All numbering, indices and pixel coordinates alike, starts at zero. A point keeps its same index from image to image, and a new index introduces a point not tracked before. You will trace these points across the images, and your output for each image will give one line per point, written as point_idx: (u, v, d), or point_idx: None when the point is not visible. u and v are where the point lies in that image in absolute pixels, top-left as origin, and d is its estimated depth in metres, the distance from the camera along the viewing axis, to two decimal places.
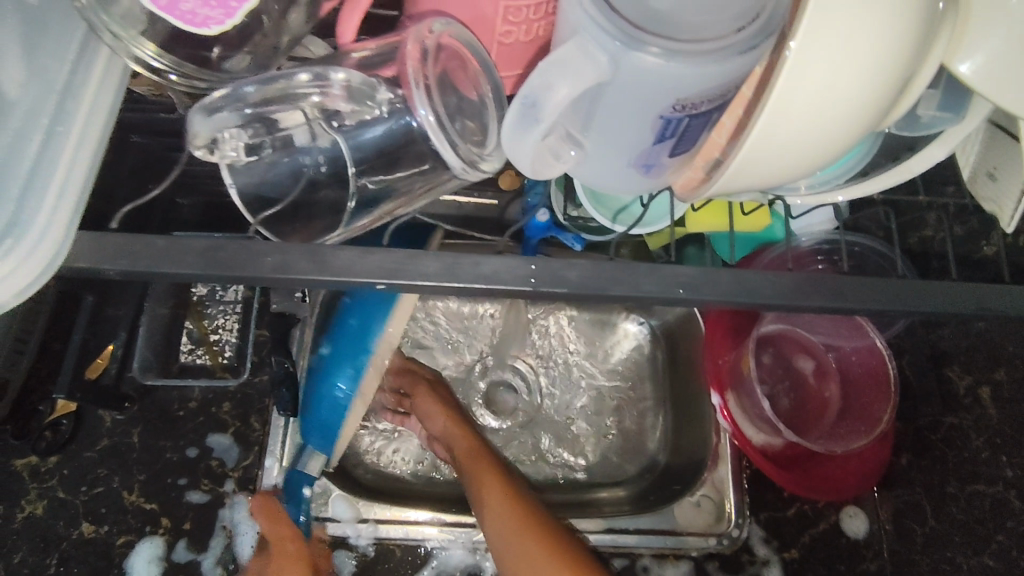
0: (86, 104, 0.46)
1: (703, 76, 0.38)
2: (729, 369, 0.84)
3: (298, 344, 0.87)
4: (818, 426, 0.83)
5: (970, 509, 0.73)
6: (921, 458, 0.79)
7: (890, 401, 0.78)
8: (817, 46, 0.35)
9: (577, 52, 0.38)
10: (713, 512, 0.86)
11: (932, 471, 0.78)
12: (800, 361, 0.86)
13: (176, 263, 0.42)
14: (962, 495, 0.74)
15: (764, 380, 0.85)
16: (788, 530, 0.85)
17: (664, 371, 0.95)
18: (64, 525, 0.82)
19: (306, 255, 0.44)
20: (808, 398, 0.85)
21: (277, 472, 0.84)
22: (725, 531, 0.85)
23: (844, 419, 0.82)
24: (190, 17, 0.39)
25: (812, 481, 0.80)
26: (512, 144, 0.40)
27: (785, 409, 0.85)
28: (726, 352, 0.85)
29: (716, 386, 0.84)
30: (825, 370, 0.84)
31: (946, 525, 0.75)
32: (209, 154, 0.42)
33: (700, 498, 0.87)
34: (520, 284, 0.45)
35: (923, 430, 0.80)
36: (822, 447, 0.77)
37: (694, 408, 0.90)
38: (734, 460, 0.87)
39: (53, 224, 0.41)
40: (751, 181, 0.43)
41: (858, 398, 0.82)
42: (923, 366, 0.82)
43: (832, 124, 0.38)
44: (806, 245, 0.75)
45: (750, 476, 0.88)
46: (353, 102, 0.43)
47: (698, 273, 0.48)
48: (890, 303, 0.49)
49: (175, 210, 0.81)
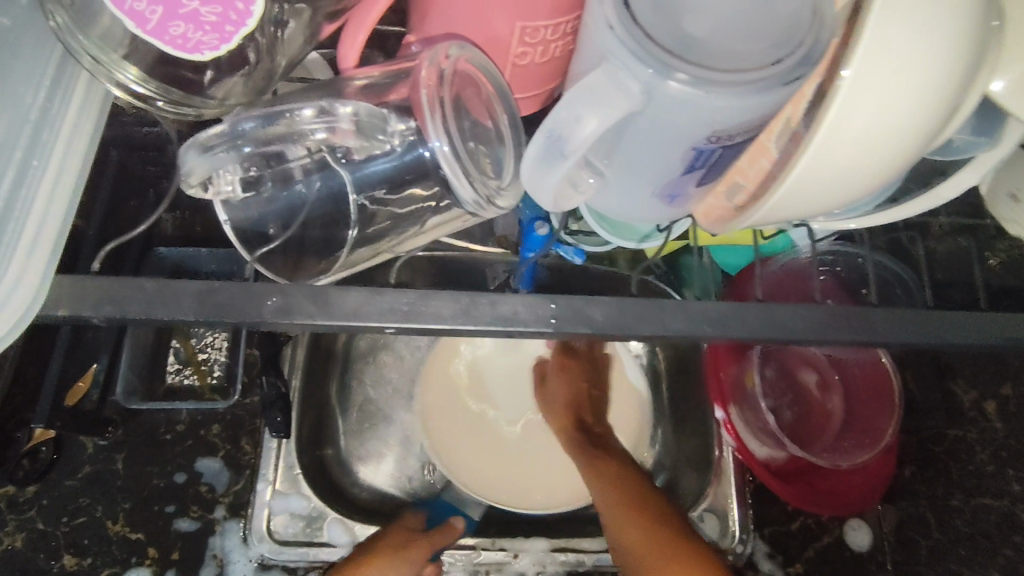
0: (63, 136, 0.42)
1: (743, 108, 0.35)
2: (731, 384, 0.80)
3: (288, 363, 0.80)
4: (823, 438, 0.80)
5: (976, 523, 0.69)
6: (924, 470, 0.77)
7: (893, 414, 0.75)
8: (871, 76, 0.33)
9: (606, 80, 0.35)
10: (717, 528, 0.81)
11: (936, 485, 0.75)
12: (804, 374, 0.83)
13: (168, 307, 0.39)
14: (967, 508, 0.70)
15: (768, 394, 0.82)
16: (792, 544, 0.83)
17: (664, 380, 0.91)
18: (45, 558, 0.77)
19: (310, 297, 0.40)
20: (812, 410, 0.81)
21: (270, 496, 0.78)
22: (730, 547, 0.81)
23: (848, 433, 0.79)
24: (181, 42, 0.36)
25: (814, 494, 0.78)
26: (535, 178, 0.37)
27: (788, 423, 0.82)
28: (729, 366, 0.80)
29: (719, 401, 0.81)
30: (830, 384, 0.82)
31: (951, 537, 0.72)
32: (203, 191, 0.38)
33: (703, 513, 0.82)
34: (540, 325, 0.42)
35: (927, 442, 0.77)
36: (828, 463, 0.75)
37: (696, 418, 0.86)
38: (737, 475, 0.82)
39: (27, 271, 0.38)
40: (785, 212, 0.40)
41: (861, 411, 0.79)
42: (929, 379, 0.79)
43: (880, 159, 0.36)
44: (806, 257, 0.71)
45: (751, 491, 0.84)
46: (362, 138, 0.38)
47: (725, 308, 0.45)
48: (925, 338, 0.47)
49: (160, 228, 0.76)
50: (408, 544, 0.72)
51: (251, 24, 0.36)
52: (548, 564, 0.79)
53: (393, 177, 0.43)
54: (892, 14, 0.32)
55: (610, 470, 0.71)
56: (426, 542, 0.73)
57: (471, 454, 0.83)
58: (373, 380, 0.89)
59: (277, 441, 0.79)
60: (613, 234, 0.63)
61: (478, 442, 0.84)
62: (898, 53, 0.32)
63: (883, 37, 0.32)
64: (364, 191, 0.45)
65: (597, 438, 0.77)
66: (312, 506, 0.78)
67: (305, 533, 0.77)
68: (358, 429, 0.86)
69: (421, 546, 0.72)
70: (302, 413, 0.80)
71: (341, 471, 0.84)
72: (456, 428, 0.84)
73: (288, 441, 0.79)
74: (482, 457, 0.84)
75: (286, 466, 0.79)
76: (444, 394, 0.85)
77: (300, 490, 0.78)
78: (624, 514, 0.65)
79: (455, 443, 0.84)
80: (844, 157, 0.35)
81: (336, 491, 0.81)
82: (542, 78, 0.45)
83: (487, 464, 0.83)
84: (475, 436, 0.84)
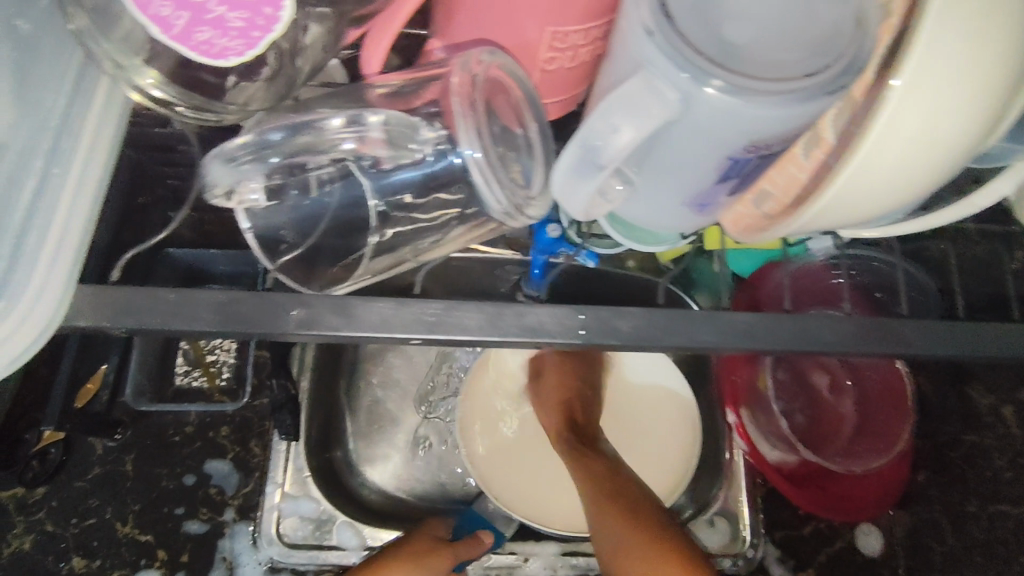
0: (84, 142, 0.41)
1: (784, 118, 0.34)
2: (744, 386, 0.79)
3: (298, 364, 0.80)
4: (836, 442, 0.77)
5: (992, 531, 0.66)
6: (939, 475, 0.73)
7: (909, 419, 0.73)
8: (924, 85, 0.32)
9: (643, 89, 0.34)
10: (728, 532, 0.79)
11: (951, 490, 0.71)
12: (816, 377, 0.79)
13: (190, 318, 0.38)
14: (983, 515, 0.67)
15: (780, 396, 0.78)
16: (804, 549, 0.81)
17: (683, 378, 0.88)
18: (53, 561, 0.76)
19: (334, 309, 0.39)
20: (824, 415, 0.78)
21: (280, 499, 0.77)
22: (740, 551, 0.79)
23: (861, 437, 0.76)
24: (206, 48, 0.35)
25: (829, 500, 0.76)
26: (570, 186, 0.37)
27: (801, 426, 0.78)
28: (740, 368, 0.80)
29: (731, 403, 0.80)
30: (842, 386, 0.78)
31: (966, 543, 0.68)
32: (228, 201, 0.38)
33: (714, 517, 0.80)
34: (569, 337, 0.41)
35: (943, 447, 0.74)
36: (840, 467, 0.74)
37: (708, 425, 0.84)
38: (749, 478, 0.80)
39: (50, 283, 0.37)
40: (822, 221, 0.40)
41: (875, 416, 0.76)
42: (944, 383, 0.76)
43: (924, 169, 0.35)
44: (818, 259, 0.71)
45: (761, 494, 0.83)
46: (394, 148, 0.38)
47: (756, 319, 0.44)
48: (960, 350, 0.46)
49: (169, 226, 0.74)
50: (440, 551, 0.69)
51: (278, 30, 0.35)
52: (559, 568, 0.78)
53: (419, 185, 0.43)
54: (951, 19, 0.31)
55: (594, 470, 0.71)
56: (456, 552, 0.71)
57: (523, 475, 0.80)
58: (381, 379, 0.87)
59: (286, 443, 0.78)
60: (626, 236, 0.59)
61: (527, 463, 0.81)
62: (952, 61, 0.31)
63: (939, 45, 0.31)
64: (387, 198, 0.44)
65: (586, 438, 0.76)
66: (322, 509, 0.77)
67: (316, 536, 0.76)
68: (367, 431, 0.85)
69: (450, 556, 0.70)
70: (311, 414, 0.79)
71: (350, 473, 0.82)
72: (504, 452, 0.81)
73: (297, 443, 0.78)
74: (535, 478, 0.80)
75: (295, 469, 0.78)
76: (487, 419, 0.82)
77: (309, 492, 0.77)
78: (605, 515, 0.66)
79: (505, 466, 0.80)
80: (886, 167, 0.35)
81: (346, 494, 0.80)
82: (569, 83, 0.44)
83: (542, 484, 0.79)
84: (511, 456, 0.81)
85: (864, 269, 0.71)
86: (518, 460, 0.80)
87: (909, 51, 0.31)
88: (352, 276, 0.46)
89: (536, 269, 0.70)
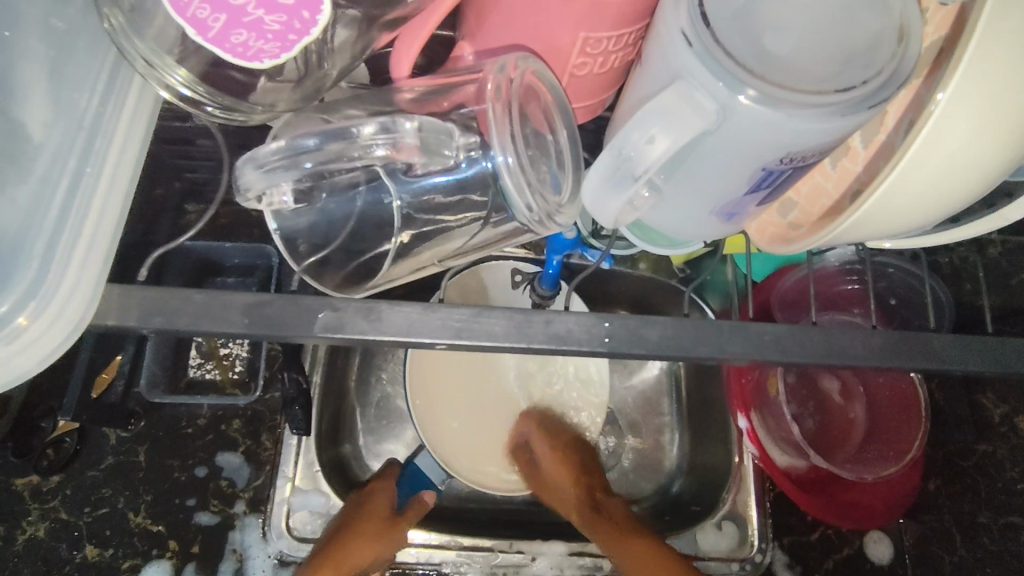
0: (116, 142, 0.42)
1: (825, 131, 0.34)
2: (753, 388, 0.78)
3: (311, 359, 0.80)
4: (845, 449, 0.75)
5: (1004, 541, 0.65)
6: (951, 484, 0.72)
7: (921, 425, 0.71)
8: (966, 102, 0.33)
9: (682, 99, 0.34)
10: (736, 535, 0.78)
11: (962, 500, 0.70)
12: (825, 381, 0.79)
13: (217, 321, 0.38)
14: (995, 527, 0.66)
15: (790, 401, 0.78)
16: (811, 556, 0.79)
17: (688, 385, 0.88)
18: (67, 549, 0.77)
19: (363, 313, 0.40)
20: (832, 421, 0.77)
21: (290, 493, 0.76)
22: (747, 556, 0.77)
23: (872, 443, 0.75)
24: (241, 50, 0.35)
25: (840, 508, 0.75)
26: (600, 197, 0.37)
27: (809, 432, 0.77)
28: (748, 369, 0.78)
29: (742, 408, 0.78)
30: (852, 393, 0.78)
31: (977, 556, 0.67)
32: (258, 204, 0.38)
33: (722, 520, 0.79)
34: (594, 344, 0.41)
35: (954, 457, 0.72)
36: (852, 475, 0.71)
37: (717, 424, 0.83)
38: (758, 482, 0.79)
39: (81, 283, 0.37)
40: (861, 231, 0.41)
41: (884, 423, 0.74)
42: (954, 390, 0.74)
43: (963, 184, 0.36)
44: (831, 264, 0.70)
45: (770, 499, 0.80)
46: (427, 155, 0.37)
47: (783, 330, 0.44)
48: (986, 364, 0.45)
49: (183, 218, 0.73)
50: (395, 529, 0.71)
51: (316, 33, 0.35)
52: (566, 568, 0.77)
53: (449, 187, 0.42)
54: (1003, 34, 0.31)
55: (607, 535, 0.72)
56: (409, 522, 0.72)
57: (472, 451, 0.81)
58: (391, 375, 0.86)
59: (297, 437, 0.77)
60: (642, 238, 0.58)
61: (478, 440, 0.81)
62: (997, 82, 0.32)
63: (983, 60, 0.32)
64: (414, 200, 0.44)
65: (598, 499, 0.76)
66: (332, 503, 0.77)
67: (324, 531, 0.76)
68: (377, 426, 0.84)
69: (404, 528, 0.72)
70: (321, 409, 0.79)
71: (358, 467, 0.83)
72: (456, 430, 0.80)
73: (307, 437, 0.77)
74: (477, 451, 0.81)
75: (306, 463, 0.77)
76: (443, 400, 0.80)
77: (319, 487, 0.77)
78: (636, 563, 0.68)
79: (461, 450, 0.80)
80: (927, 179, 0.36)
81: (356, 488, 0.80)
82: (595, 88, 0.44)
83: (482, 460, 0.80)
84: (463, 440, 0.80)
85: (880, 278, 0.69)
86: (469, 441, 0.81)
87: (953, 68, 0.32)
88: (373, 278, 0.46)
89: (550, 271, 0.65)
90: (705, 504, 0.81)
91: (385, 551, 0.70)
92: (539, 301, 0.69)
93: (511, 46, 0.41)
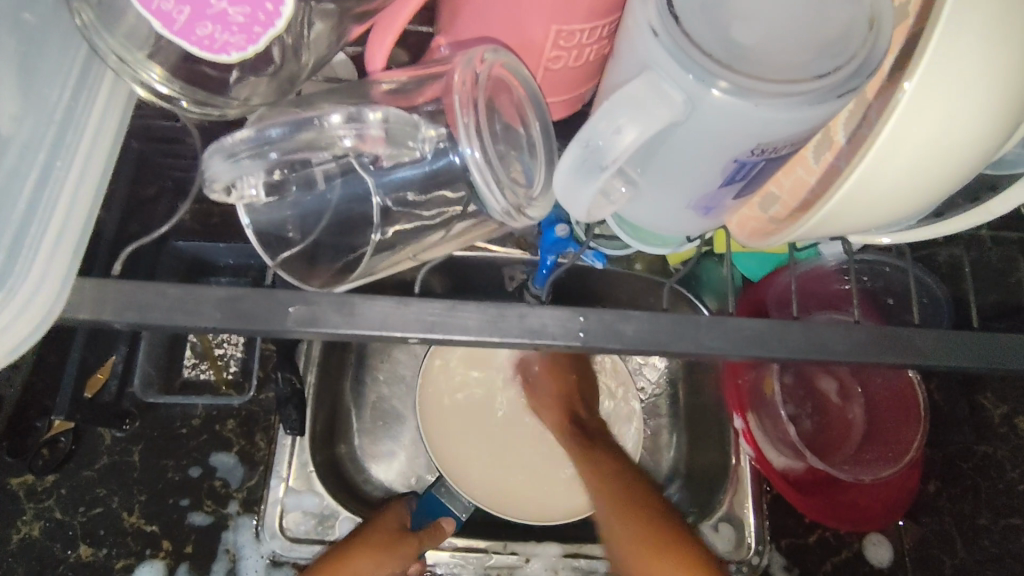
0: (85, 139, 0.42)
1: (794, 121, 0.34)
2: (750, 389, 0.76)
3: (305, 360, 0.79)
4: (844, 450, 0.74)
5: (1005, 543, 0.66)
6: (952, 487, 0.71)
7: (920, 425, 0.70)
8: (933, 91, 0.32)
9: (649, 90, 0.34)
10: (734, 537, 0.77)
11: (962, 502, 0.70)
12: (823, 382, 0.77)
13: (191, 315, 0.38)
14: (996, 529, 0.67)
15: (787, 401, 0.76)
16: (811, 558, 0.78)
17: (681, 385, 0.87)
18: (61, 548, 0.77)
19: (337, 307, 0.39)
20: (831, 422, 0.76)
21: (282, 493, 0.76)
22: (746, 558, 0.76)
23: (869, 444, 0.73)
24: (207, 43, 0.35)
25: (837, 510, 0.73)
26: (569, 189, 0.37)
27: (807, 433, 0.76)
28: (745, 370, 0.76)
29: (738, 408, 0.76)
30: (849, 394, 0.76)
31: (977, 558, 0.68)
32: (228, 195, 0.38)
33: (719, 522, 0.78)
34: (570, 339, 0.41)
35: (954, 459, 0.72)
36: (849, 477, 0.70)
37: (714, 426, 0.82)
38: (756, 483, 0.78)
39: (48, 278, 0.37)
40: (836, 222, 0.40)
41: (881, 423, 0.73)
42: (953, 392, 0.74)
43: (936, 174, 0.36)
44: (829, 264, 0.68)
45: (768, 501, 0.79)
46: (393, 145, 0.38)
47: (764, 327, 0.43)
48: (973, 360, 0.45)
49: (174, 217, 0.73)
50: (405, 543, 0.70)
51: (282, 25, 0.35)
52: (560, 569, 0.76)
53: (422, 181, 0.42)
54: (967, 23, 0.31)
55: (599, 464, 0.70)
56: (421, 541, 0.71)
57: (486, 467, 0.81)
58: (387, 376, 0.86)
59: (291, 437, 0.77)
60: (632, 235, 0.57)
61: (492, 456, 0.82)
62: (964, 69, 0.32)
63: (948, 48, 0.32)
64: (391, 194, 0.44)
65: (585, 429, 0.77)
66: (325, 504, 0.76)
67: (316, 531, 0.75)
68: (372, 427, 0.84)
69: (415, 545, 0.70)
70: (316, 408, 0.78)
71: (353, 468, 0.82)
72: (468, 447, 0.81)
73: (301, 438, 0.76)
74: (490, 468, 0.81)
75: (299, 464, 0.77)
76: (454, 414, 0.82)
77: (312, 487, 0.77)
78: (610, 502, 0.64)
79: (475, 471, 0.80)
80: (899, 169, 0.35)
81: (349, 488, 0.80)
82: (572, 82, 0.44)
83: (496, 477, 0.81)
84: (478, 456, 0.81)
85: (875, 277, 0.69)
86: (482, 458, 0.81)
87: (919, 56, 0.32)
88: (352, 276, 0.45)
89: (543, 270, 0.66)
90: (702, 506, 0.80)
91: (392, 565, 0.69)
92: (532, 299, 0.69)
93: (484, 39, 0.41)
